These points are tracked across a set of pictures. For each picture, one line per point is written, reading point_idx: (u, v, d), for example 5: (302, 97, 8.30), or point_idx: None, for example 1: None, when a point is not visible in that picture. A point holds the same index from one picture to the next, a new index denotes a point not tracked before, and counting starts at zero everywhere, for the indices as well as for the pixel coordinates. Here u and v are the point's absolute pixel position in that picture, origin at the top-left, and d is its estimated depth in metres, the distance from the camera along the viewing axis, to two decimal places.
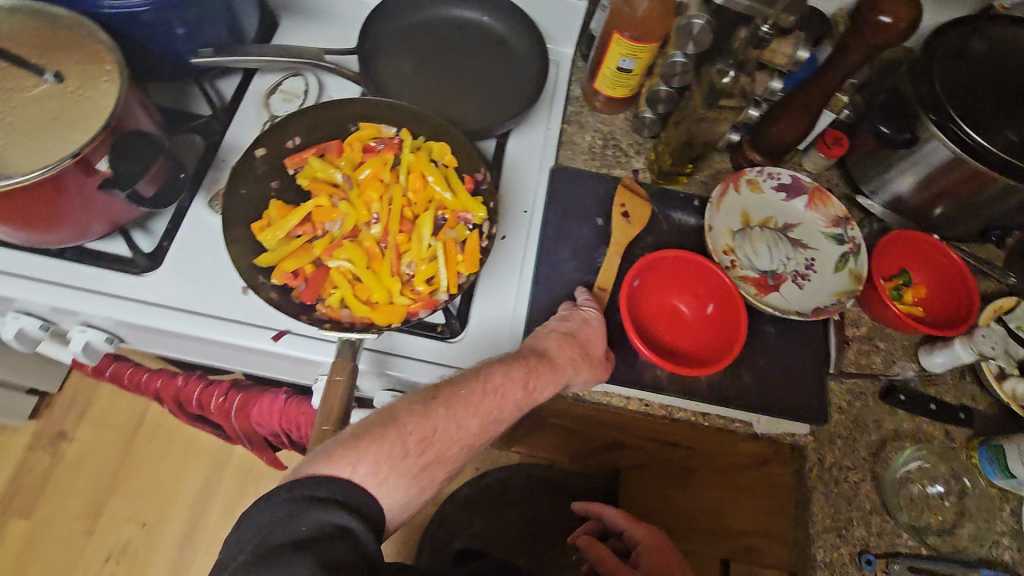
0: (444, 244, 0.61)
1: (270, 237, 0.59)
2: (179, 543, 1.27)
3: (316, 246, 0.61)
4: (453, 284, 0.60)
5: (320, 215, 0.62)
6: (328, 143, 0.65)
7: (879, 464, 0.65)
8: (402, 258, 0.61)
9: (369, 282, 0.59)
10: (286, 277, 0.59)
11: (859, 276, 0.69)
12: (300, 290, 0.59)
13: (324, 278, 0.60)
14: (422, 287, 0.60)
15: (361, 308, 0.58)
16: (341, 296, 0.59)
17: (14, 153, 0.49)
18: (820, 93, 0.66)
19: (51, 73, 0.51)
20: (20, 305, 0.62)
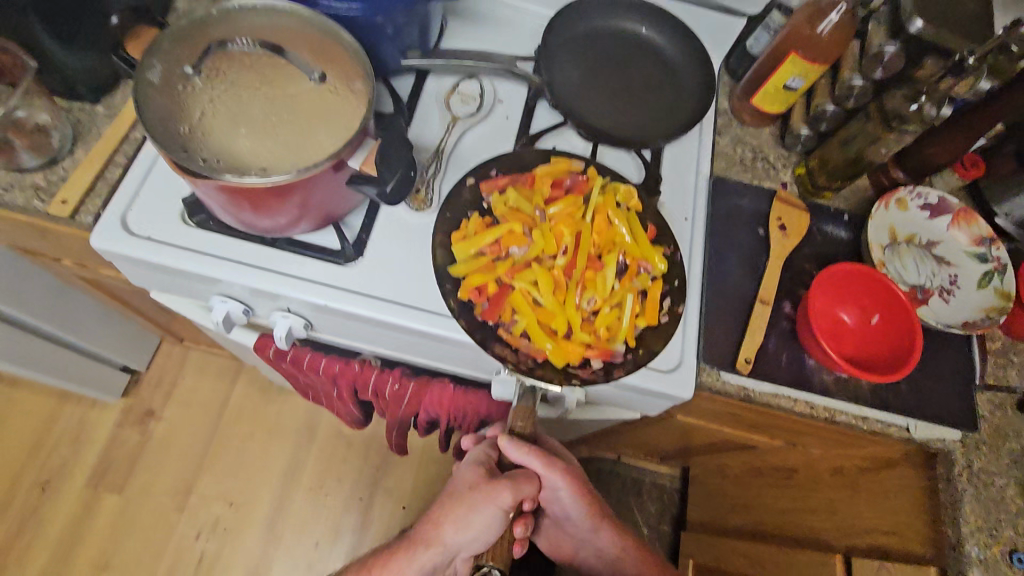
0: (628, 292, 0.66)
1: (464, 252, 0.65)
2: (266, 522, 1.29)
3: (502, 270, 0.65)
4: (630, 333, 0.65)
5: (508, 240, 0.66)
6: (522, 176, 0.70)
7: (1022, 471, 0.70)
8: (585, 295, 0.66)
9: (553, 314, 0.64)
10: (472, 292, 0.65)
11: (1006, 294, 0.73)
12: (483, 308, 0.65)
13: (504, 300, 0.65)
14: (601, 327, 0.65)
15: (544, 339, 0.64)
16: (524, 322, 0.64)
17: (285, 151, 0.52)
18: (985, 119, 0.70)
19: (316, 73, 0.54)
20: (226, 289, 0.64)
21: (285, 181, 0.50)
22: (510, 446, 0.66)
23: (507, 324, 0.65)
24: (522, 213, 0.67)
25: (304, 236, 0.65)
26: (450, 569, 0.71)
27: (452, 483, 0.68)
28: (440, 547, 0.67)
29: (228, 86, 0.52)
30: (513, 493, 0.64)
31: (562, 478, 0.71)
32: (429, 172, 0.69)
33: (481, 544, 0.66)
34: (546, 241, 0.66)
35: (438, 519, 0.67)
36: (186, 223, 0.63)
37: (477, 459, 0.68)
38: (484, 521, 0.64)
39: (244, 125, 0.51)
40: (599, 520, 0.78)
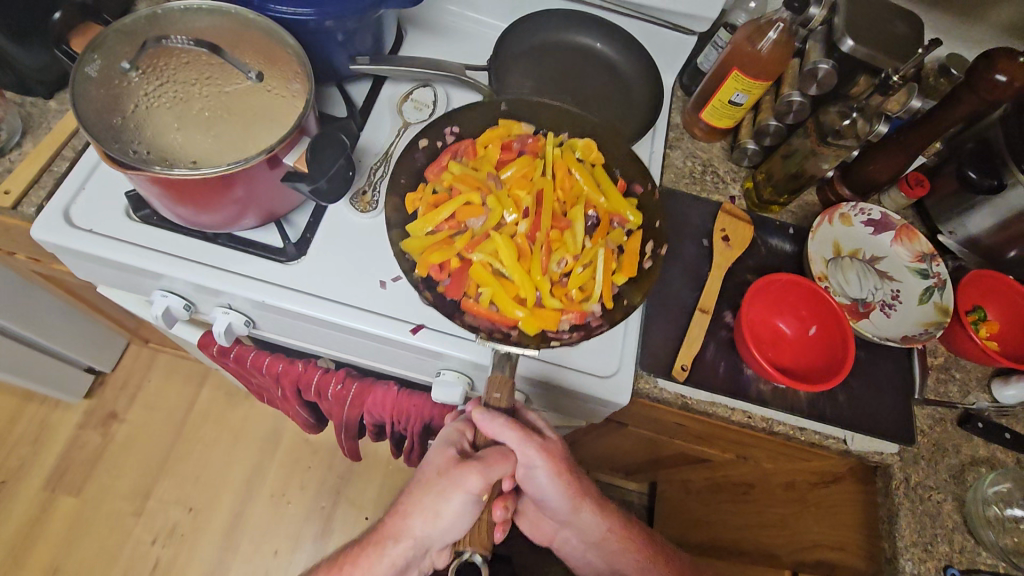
0: (600, 249, 0.66)
1: (419, 232, 0.65)
2: (225, 528, 1.27)
3: (460, 243, 0.65)
4: (607, 293, 0.65)
5: (461, 213, 0.66)
6: (463, 145, 0.70)
7: (959, 486, 0.70)
8: (554, 261, 0.66)
9: (519, 281, 0.63)
10: (432, 269, 0.64)
11: (945, 309, 0.74)
12: (446, 285, 0.64)
13: (467, 273, 0.65)
14: (573, 292, 0.65)
15: (514, 309, 0.62)
16: (491, 294, 0.63)
17: (218, 144, 0.53)
18: (922, 137, 0.71)
19: (252, 71, 0.55)
20: (166, 283, 0.65)
21: (216, 174, 0.51)
22: (483, 419, 0.59)
23: (473, 297, 0.64)
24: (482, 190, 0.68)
25: (247, 234, 0.66)
26: (427, 559, 0.66)
27: (423, 467, 0.62)
28: (410, 540, 0.62)
29: (165, 82, 0.53)
30: (483, 473, 0.57)
31: (541, 459, 0.62)
32: (377, 173, 0.70)
33: (454, 533, 0.60)
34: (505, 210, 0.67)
35: (405, 509, 0.62)
36: (129, 217, 0.64)
37: (449, 439, 0.62)
38: (453, 509, 0.58)
39: (179, 119, 0.53)
40: (580, 500, 0.68)
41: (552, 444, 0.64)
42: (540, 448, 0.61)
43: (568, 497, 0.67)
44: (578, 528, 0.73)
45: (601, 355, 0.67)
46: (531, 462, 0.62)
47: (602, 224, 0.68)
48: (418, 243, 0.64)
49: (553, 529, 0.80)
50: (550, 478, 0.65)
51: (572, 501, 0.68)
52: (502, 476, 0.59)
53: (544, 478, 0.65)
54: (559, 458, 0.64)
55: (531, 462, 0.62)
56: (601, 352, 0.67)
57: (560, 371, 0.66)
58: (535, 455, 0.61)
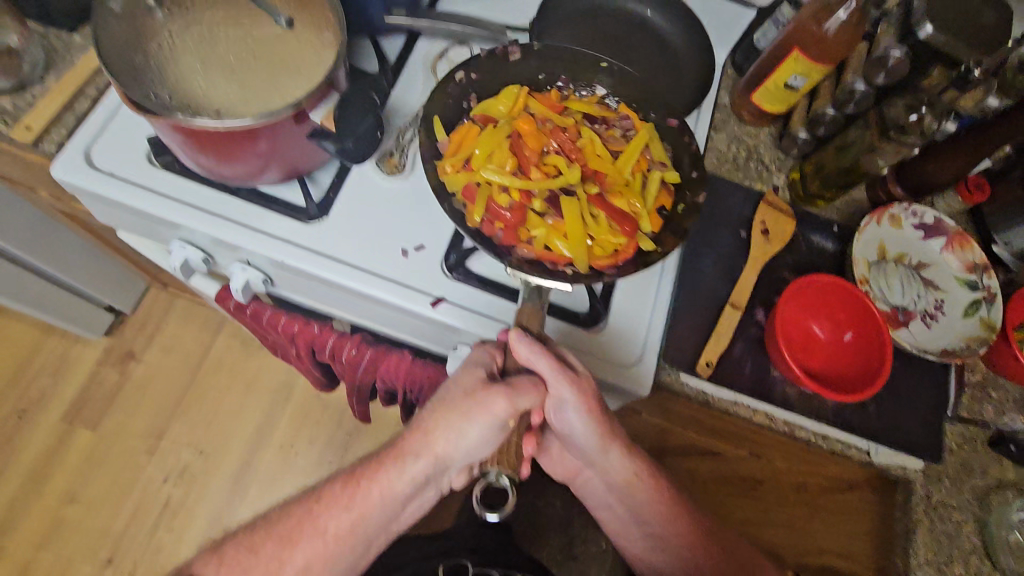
0: (641, 179, 0.63)
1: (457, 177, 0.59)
2: (235, 473, 1.30)
3: (502, 175, 0.60)
4: (657, 217, 0.62)
5: (495, 157, 0.61)
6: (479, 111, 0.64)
7: (983, 509, 0.68)
8: (605, 179, 0.63)
9: (569, 218, 0.59)
10: (485, 222, 0.58)
11: (991, 325, 0.70)
12: (499, 237, 0.58)
13: (519, 219, 0.59)
14: (627, 214, 0.61)
15: (568, 249, 0.58)
16: (545, 236, 0.59)
17: (244, 93, 0.50)
18: (994, 138, 0.66)
19: (283, 17, 0.52)
20: (184, 234, 0.63)
21: (240, 126, 0.49)
22: (519, 342, 0.54)
23: (526, 242, 0.60)
24: (544, 103, 0.66)
25: (268, 189, 0.64)
26: (444, 480, 0.64)
27: (445, 388, 0.58)
28: (431, 458, 0.58)
29: (190, 22, 0.50)
30: (512, 399, 0.54)
31: (574, 389, 0.58)
32: (405, 136, 0.67)
33: (485, 449, 0.58)
34: (556, 124, 0.65)
35: (429, 426, 0.57)
36: (150, 162, 0.62)
37: (478, 360, 0.58)
38: (479, 431, 0.55)
39: (203, 65, 0.50)
40: (610, 442, 0.67)
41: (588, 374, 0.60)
42: (573, 382, 0.58)
43: (598, 432, 0.65)
44: (604, 470, 0.72)
45: (627, 343, 0.64)
46: (564, 390, 0.58)
47: (635, 146, 0.64)
48: (457, 182, 0.59)
49: (577, 470, 0.78)
50: (579, 413, 0.62)
51: (602, 439, 0.66)
52: (530, 407, 0.56)
53: (574, 415, 0.62)
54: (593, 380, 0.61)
55: (563, 398, 0.59)
56: (627, 339, 0.65)
57: (583, 357, 0.63)
58: (568, 390, 0.58)
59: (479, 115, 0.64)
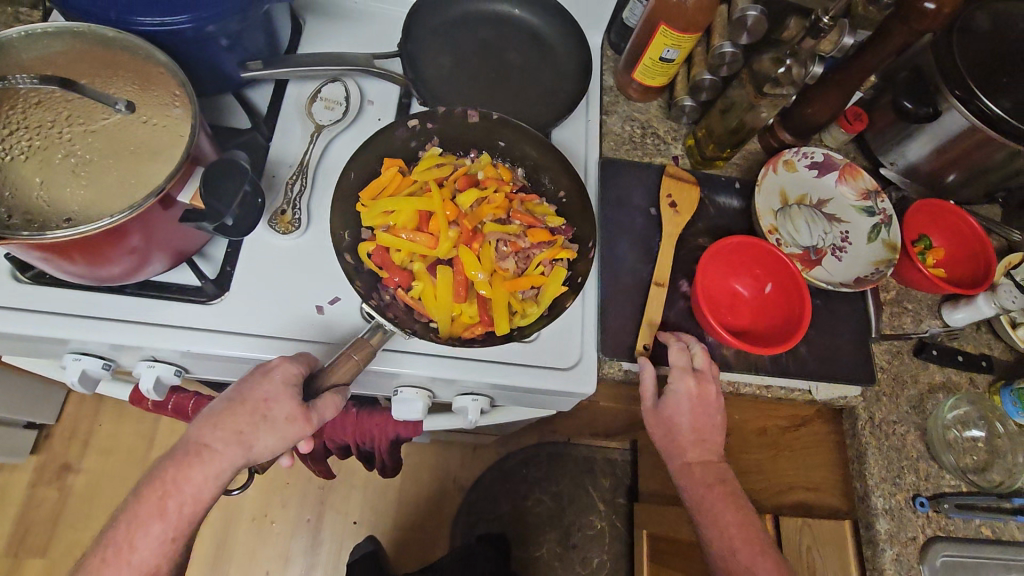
0: (532, 274, 0.62)
1: (372, 208, 0.61)
2: (211, 559, 1.23)
3: (412, 234, 0.61)
4: (534, 313, 0.61)
5: (411, 211, 0.62)
6: (439, 151, 0.66)
7: (921, 416, 0.73)
8: (500, 271, 0.62)
9: (443, 282, 0.60)
10: (375, 250, 0.61)
11: (893, 245, 0.74)
12: (384, 272, 0.61)
13: (400, 269, 0.61)
14: (500, 306, 0.60)
15: (433, 310, 0.60)
16: (420, 289, 0.60)
17: (94, 192, 0.46)
18: (859, 72, 0.69)
19: (121, 102, 0.47)
20: (76, 346, 0.58)
21: (99, 229, 0.45)
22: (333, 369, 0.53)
23: (404, 287, 0.61)
24: (491, 174, 0.66)
25: (159, 277, 0.60)
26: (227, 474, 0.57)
27: (250, 396, 0.52)
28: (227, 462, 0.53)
29: (15, 128, 0.45)
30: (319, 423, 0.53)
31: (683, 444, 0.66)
32: (293, 190, 0.64)
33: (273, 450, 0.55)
34: (486, 198, 0.65)
35: (234, 436, 0.52)
36: (19, 279, 0.57)
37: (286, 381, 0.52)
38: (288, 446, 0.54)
39: (41, 172, 0.45)
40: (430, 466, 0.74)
41: (688, 384, 0.64)
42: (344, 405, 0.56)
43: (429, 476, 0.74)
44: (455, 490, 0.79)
45: (562, 346, 0.65)
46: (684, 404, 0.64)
47: (534, 243, 0.63)
48: (372, 217, 0.61)
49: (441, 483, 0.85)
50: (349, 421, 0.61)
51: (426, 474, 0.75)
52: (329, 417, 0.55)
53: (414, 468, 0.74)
54: (709, 435, 0.67)
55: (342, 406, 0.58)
56: (563, 341, 0.65)
57: (517, 370, 0.63)
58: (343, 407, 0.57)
59: (431, 163, 0.65)
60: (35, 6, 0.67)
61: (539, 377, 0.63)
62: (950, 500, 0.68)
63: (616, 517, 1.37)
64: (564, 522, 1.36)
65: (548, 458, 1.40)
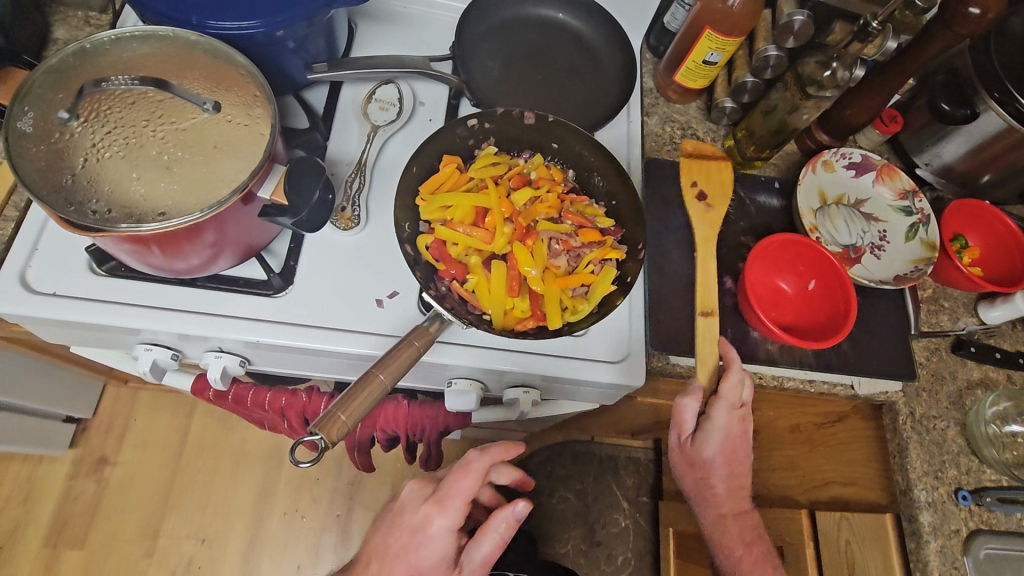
0: (583, 271, 0.64)
1: (429, 206, 0.63)
2: (244, 552, 1.25)
3: (468, 231, 0.62)
4: (581, 309, 0.62)
5: (467, 209, 0.63)
6: (493, 152, 0.68)
7: (960, 411, 0.74)
8: (551, 268, 0.63)
9: (498, 277, 0.61)
10: (432, 244, 0.62)
11: (931, 244, 0.76)
12: (441, 265, 0.62)
13: (456, 263, 0.62)
14: (553, 302, 0.62)
15: (488, 303, 0.61)
16: (476, 283, 0.62)
17: (184, 187, 0.48)
18: (900, 75, 0.71)
19: (208, 102, 0.49)
20: (148, 337, 0.61)
21: (190, 222, 0.47)
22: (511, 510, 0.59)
23: (459, 280, 0.62)
24: (545, 175, 0.68)
25: (226, 271, 0.62)
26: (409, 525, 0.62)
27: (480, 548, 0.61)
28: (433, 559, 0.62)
29: (111, 126, 0.48)
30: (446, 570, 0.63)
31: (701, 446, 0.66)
32: (353, 187, 0.66)
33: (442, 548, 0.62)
34: (540, 197, 0.66)
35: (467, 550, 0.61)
36: (94, 272, 0.59)
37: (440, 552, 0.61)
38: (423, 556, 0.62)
39: (135, 168, 0.47)
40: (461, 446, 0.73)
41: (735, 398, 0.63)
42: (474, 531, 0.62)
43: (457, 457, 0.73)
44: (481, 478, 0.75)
45: (612, 340, 0.67)
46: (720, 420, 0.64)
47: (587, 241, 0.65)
48: (430, 211, 0.63)
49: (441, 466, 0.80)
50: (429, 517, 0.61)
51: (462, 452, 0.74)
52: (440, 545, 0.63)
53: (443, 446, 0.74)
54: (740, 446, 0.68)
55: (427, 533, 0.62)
56: (614, 336, 0.67)
57: (569, 362, 0.65)
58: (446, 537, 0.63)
59: (486, 163, 0.66)
60: (105, 9, 0.68)
61: (589, 370, 0.65)
62: (992, 494, 0.69)
63: (640, 515, 1.38)
64: (589, 519, 1.37)
65: (572, 456, 1.42)
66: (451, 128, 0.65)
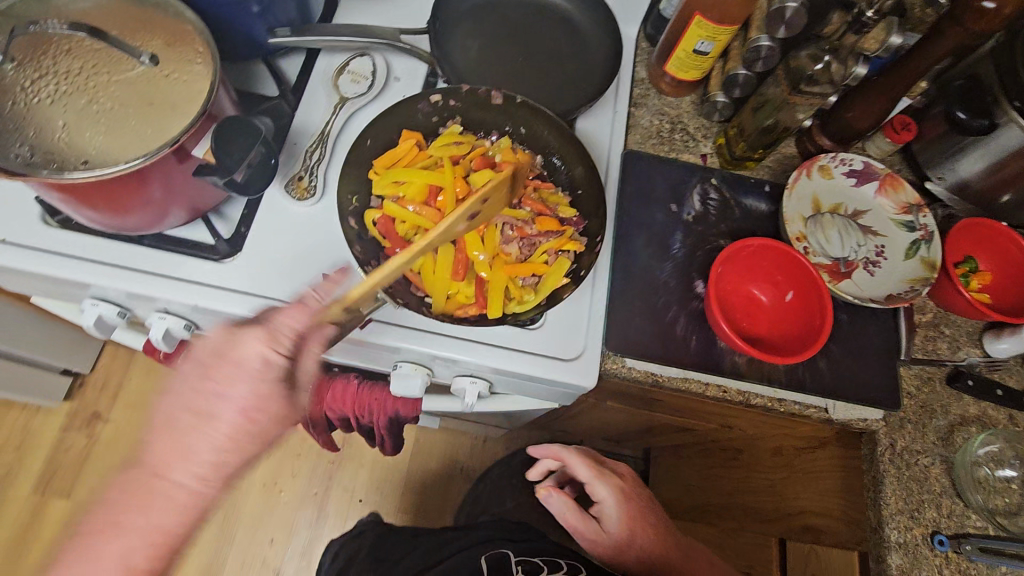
0: (535, 261, 0.61)
1: (381, 182, 0.61)
2: (219, 520, 1.27)
3: (418, 210, 0.61)
4: (526, 299, 0.60)
5: (419, 186, 0.61)
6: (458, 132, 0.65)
7: (948, 449, 0.67)
8: (501, 255, 0.61)
9: (443, 259, 0.60)
10: (379, 220, 0.60)
11: (932, 263, 0.69)
12: (387, 242, 0.60)
13: (404, 242, 0.60)
14: (498, 290, 0.60)
15: (431, 286, 0.60)
16: (421, 264, 0.60)
17: (113, 138, 0.47)
18: (907, 76, 0.65)
19: (145, 55, 0.49)
20: (94, 292, 0.61)
21: (115, 173, 0.46)
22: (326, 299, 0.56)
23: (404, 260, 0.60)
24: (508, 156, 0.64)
25: (176, 232, 0.62)
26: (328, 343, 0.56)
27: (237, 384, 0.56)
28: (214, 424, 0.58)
29: (44, 72, 0.47)
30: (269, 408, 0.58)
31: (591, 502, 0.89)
32: (312, 158, 0.65)
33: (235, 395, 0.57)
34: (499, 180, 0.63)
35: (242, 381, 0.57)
36: (47, 223, 0.60)
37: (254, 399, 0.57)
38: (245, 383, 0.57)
39: (65, 115, 0.47)
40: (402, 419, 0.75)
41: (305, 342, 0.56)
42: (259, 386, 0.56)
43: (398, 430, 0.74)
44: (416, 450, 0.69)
45: (564, 336, 0.64)
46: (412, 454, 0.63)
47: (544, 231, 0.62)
48: (383, 186, 0.61)
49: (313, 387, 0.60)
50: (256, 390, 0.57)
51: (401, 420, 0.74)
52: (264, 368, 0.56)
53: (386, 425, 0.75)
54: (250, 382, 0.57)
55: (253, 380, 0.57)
56: (567, 332, 0.64)
57: (516, 355, 0.62)
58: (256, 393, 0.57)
59: (448, 141, 0.64)
60: None
61: (533, 364, 0.62)
62: (974, 542, 0.62)
63: None
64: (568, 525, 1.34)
65: None
66: (413, 102, 0.63)
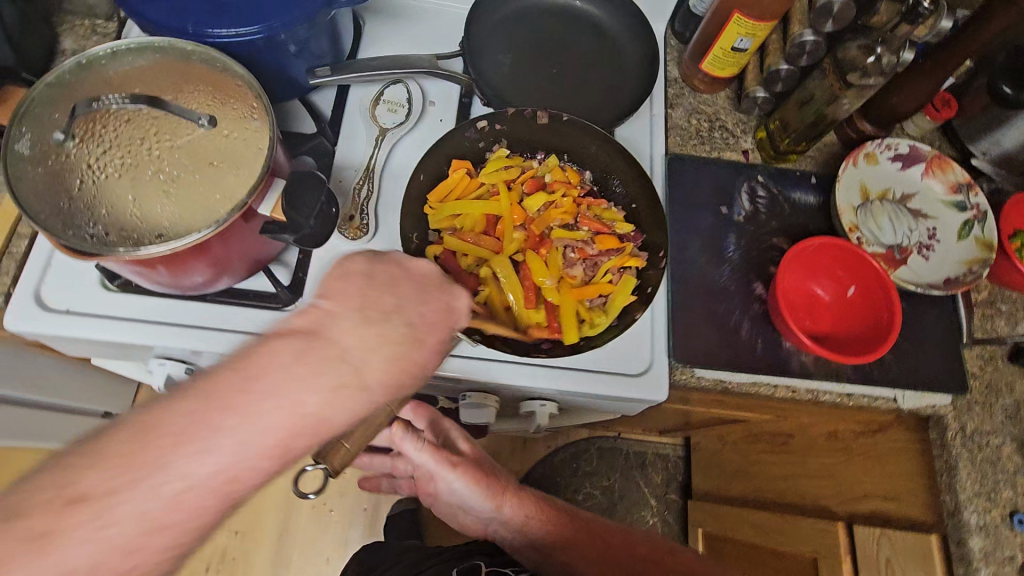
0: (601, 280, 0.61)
1: (439, 216, 0.62)
2: (274, 544, 1.28)
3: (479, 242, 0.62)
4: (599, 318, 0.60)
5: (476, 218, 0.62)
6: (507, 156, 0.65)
7: (1017, 427, 0.67)
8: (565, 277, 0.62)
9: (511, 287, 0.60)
10: (443, 256, 0.61)
11: (987, 242, 0.69)
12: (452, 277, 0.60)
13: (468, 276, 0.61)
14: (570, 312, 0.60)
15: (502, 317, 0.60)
16: (489, 296, 0.60)
17: (183, 208, 0.47)
18: (956, 58, 0.64)
19: (203, 117, 0.47)
20: (160, 352, 0.61)
21: (189, 244, 0.46)
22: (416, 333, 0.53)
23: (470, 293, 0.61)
24: (561, 175, 0.64)
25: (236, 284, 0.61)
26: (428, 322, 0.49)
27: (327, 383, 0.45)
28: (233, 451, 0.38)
29: (107, 146, 0.46)
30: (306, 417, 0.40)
31: (452, 471, 0.65)
32: (361, 195, 0.64)
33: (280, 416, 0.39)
34: (553, 202, 0.64)
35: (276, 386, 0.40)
36: (107, 288, 0.59)
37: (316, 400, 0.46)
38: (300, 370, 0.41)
39: (132, 189, 0.46)
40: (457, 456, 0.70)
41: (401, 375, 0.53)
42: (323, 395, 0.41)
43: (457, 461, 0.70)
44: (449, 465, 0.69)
45: (632, 352, 0.64)
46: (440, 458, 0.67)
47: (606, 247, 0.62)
48: (440, 220, 0.62)
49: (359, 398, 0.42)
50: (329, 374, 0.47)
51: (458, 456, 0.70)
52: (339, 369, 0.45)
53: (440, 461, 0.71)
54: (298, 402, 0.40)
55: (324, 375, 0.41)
56: (634, 347, 0.64)
57: (586, 375, 0.62)
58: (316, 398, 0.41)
59: (499, 165, 0.64)
60: (110, 16, 0.67)
61: (604, 382, 0.62)
62: None
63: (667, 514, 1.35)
64: (616, 517, 1.35)
65: (598, 453, 1.39)
66: (460, 131, 0.62)
